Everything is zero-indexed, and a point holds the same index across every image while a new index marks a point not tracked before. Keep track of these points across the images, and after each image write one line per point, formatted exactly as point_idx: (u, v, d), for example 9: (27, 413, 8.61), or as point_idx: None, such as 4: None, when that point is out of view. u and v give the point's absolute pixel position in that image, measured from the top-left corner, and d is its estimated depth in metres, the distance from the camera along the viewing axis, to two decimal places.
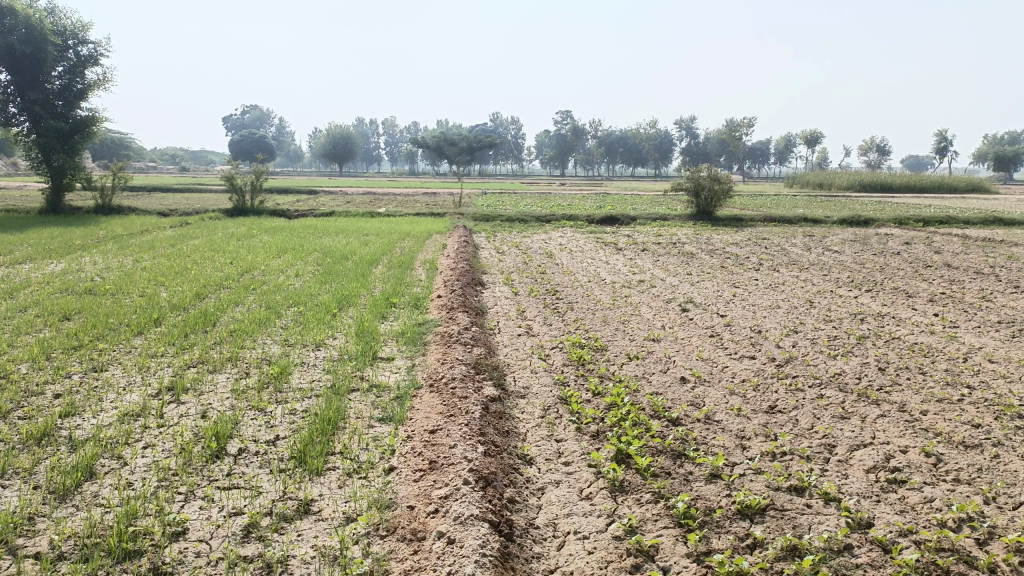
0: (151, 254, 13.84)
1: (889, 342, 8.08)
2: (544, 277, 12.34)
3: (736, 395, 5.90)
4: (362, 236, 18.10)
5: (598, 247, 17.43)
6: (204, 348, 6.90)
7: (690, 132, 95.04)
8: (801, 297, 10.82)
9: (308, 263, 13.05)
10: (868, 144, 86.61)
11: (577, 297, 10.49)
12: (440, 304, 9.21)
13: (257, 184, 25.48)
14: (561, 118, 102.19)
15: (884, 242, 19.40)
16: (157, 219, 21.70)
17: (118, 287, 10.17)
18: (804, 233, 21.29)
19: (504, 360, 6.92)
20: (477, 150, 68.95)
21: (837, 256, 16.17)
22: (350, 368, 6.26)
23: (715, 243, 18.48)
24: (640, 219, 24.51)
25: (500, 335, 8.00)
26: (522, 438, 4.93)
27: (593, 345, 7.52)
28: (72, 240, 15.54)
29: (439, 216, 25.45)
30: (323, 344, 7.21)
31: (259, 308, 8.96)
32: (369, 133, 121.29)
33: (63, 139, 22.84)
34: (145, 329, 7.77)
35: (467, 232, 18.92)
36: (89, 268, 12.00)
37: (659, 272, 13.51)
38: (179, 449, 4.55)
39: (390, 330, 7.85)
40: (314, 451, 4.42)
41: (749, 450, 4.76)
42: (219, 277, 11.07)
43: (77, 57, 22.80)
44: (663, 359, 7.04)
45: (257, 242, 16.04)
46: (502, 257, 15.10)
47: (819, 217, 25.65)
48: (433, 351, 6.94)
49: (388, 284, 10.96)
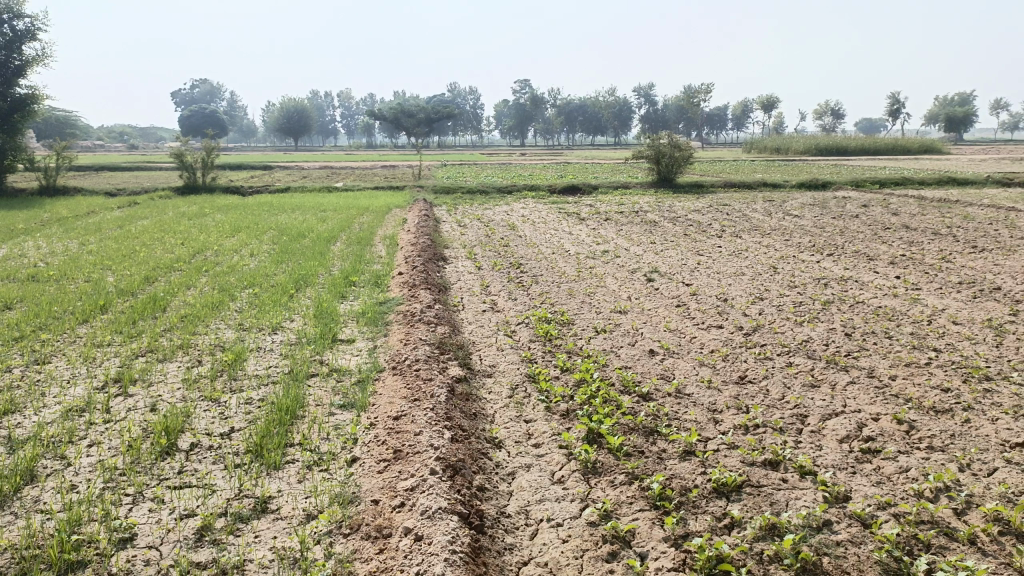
0: (97, 237, 13.29)
1: (854, 306, 8.07)
2: (506, 250, 12.14)
3: (706, 367, 5.79)
4: (320, 212, 17.65)
5: (561, 217, 17.25)
6: (154, 335, 6.58)
7: (648, 99, 95.00)
8: (765, 263, 10.79)
9: (263, 242, 12.64)
10: (823, 108, 87.57)
11: (541, 270, 10.31)
12: (402, 282, 8.96)
13: (208, 161, 24.71)
14: (520, 87, 101.29)
15: (842, 205, 19.56)
16: (104, 200, 20.91)
17: (62, 273, 9.70)
18: (765, 198, 21.36)
19: (469, 338, 6.72)
20: (435, 121, 68.02)
21: (798, 220, 16.23)
22: (308, 353, 6.00)
23: (677, 211, 18.43)
24: (602, 187, 24.38)
25: (464, 312, 7.80)
26: (490, 421, 4.76)
27: (559, 320, 7.36)
28: (13, 224, 14.85)
29: (399, 189, 25.01)
30: (280, 327, 6.93)
31: (213, 291, 8.60)
32: (325, 105, 118.93)
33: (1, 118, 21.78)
34: (91, 317, 7.39)
35: (427, 206, 18.59)
36: (31, 253, 11.45)
37: (623, 241, 13.40)
38: (126, 446, 4.27)
39: (350, 310, 7.59)
40: (271, 443, 4.19)
41: (722, 424, 4.65)
42: (169, 259, 10.64)
43: (12, 32, 21.73)
44: (631, 332, 6.91)
45: (210, 222, 15.52)
46: (463, 231, 14.85)
47: (778, 182, 25.80)
48: (395, 331, 6.71)
49: (347, 261, 10.65)
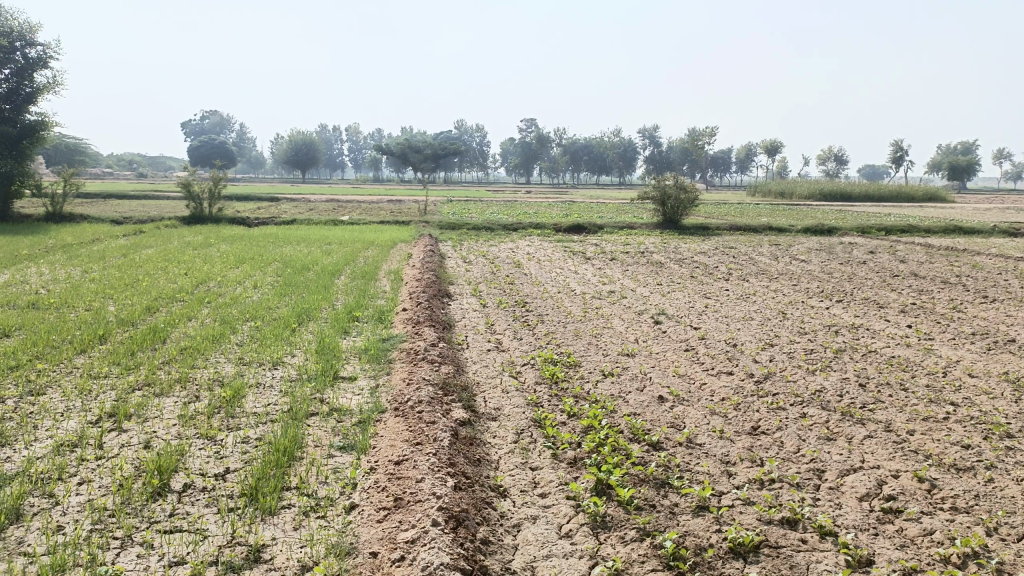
0: (100, 265, 13.21)
1: (867, 356, 7.92)
2: (512, 288, 12.03)
3: (717, 416, 5.64)
4: (324, 245, 17.61)
5: (566, 256, 17.18)
6: (152, 368, 6.43)
7: (653, 140, 95.85)
8: (773, 309, 10.66)
9: (267, 274, 12.56)
10: (827, 154, 88.45)
11: (547, 310, 10.18)
12: (406, 318, 8.83)
13: (215, 191, 24.77)
14: (527, 126, 102.26)
15: (849, 251, 19.49)
16: (110, 227, 20.91)
17: (62, 301, 9.59)
18: (771, 242, 21.31)
19: (474, 378, 6.57)
20: (442, 157, 68.51)
21: (805, 265, 16.15)
22: (309, 390, 5.85)
23: (683, 252, 18.37)
24: (607, 227, 24.37)
25: (468, 351, 7.65)
26: (494, 468, 4.59)
27: (565, 361, 7.22)
28: (17, 249, 14.79)
29: (404, 225, 25.02)
30: (281, 362, 6.79)
31: (214, 323, 8.48)
32: (333, 139, 120.08)
33: (10, 143, 21.94)
34: (89, 347, 7.25)
35: (432, 241, 18.54)
36: (33, 280, 11.36)
37: (629, 282, 13.29)
38: (117, 485, 4.10)
39: (352, 346, 7.46)
40: (268, 486, 4.03)
41: (736, 478, 4.49)
42: (171, 290, 10.53)
43: (25, 60, 21.96)
44: (639, 376, 6.75)
45: (215, 252, 15.45)
46: (468, 267, 14.77)
47: (784, 226, 25.80)
48: (398, 369, 6.56)
49: (351, 296, 10.53)
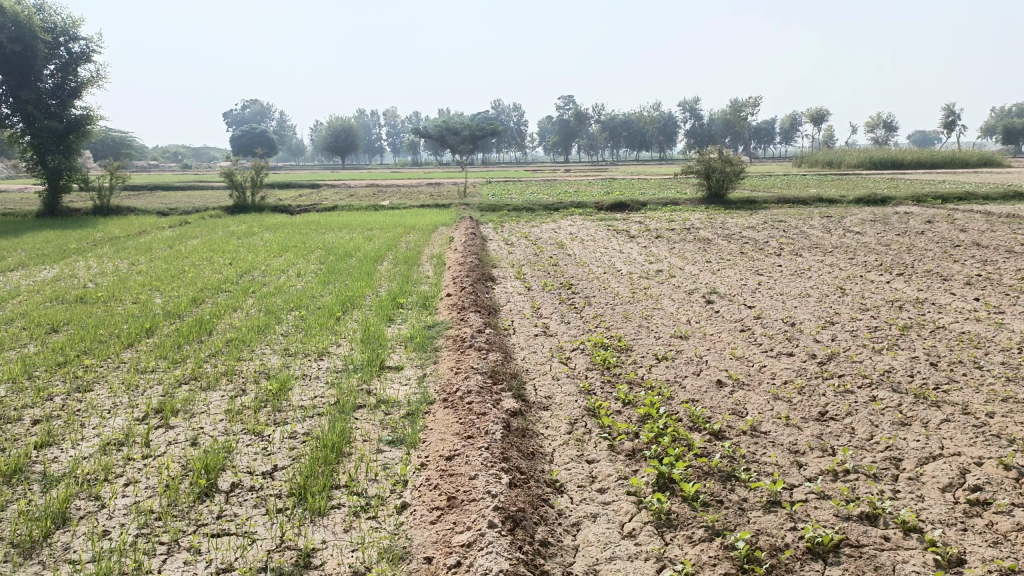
0: (147, 257, 13.33)
1: (935, 332, 7.51)
2: (557, 270, 11.78)
3: (782, 402, 5.38)
4: (366, 230, 17.57)
5: (610, 235, 16.86)
6: (198, 361, 6.37)
7: (694, 114, 94.06)
8: (830, 284, 10.23)
9: (310, 262, 12.52)
10: (875, 121, 85.81)
11: (594, 291, 9.92)
12: (450, 304, 8.66)
13: (257, 180, 24.95)
14: (564, 103, 101.18)
15: (905, 221, 18.75)
16: (156, 219, 21.19)
17: (110, 295, 9.65)
18: (821, 214, 20.63)
19: (523, 365, 6.38)
20: (480, 138, 68.22)
21: (860, 238, 15.54)
22: (356, 381, 5.72)
23: (731, 227, 17.85)
24: (651, 204, 23.90)
25: (515, 337, 7.44)
26: (550, 461, 4.40)
27: (617, 345, 6.98)
28: (67, 243, 15.02)
29: (444, 207, 24.90)
30: (327, 353, 6.67)
31: (259, 313, 8.41)
32: (371, 124, 120.54)
33: (58, 138, 22.37)
34: (136, 341, 7.24)
35: (473, 224, 18.37)
36: (82, 274, 11.50)
37: (677, 260, 12.94)
38: (164, 486, 4.01)
39: (397, 334, 7.32)
40: (316, 485, 3.90)
41: (807, 469, 4.23)
42: (217, 280, 10.55)
43: (69, 54, 22.22)
44: (694, 360, 6.47)
45: (259, 241, 15.51)
46: (511, 249, 14.55)
47: (834, 197, 24.99)
48: (445, 358, 6.38)
49: (394, 282, 10.42)
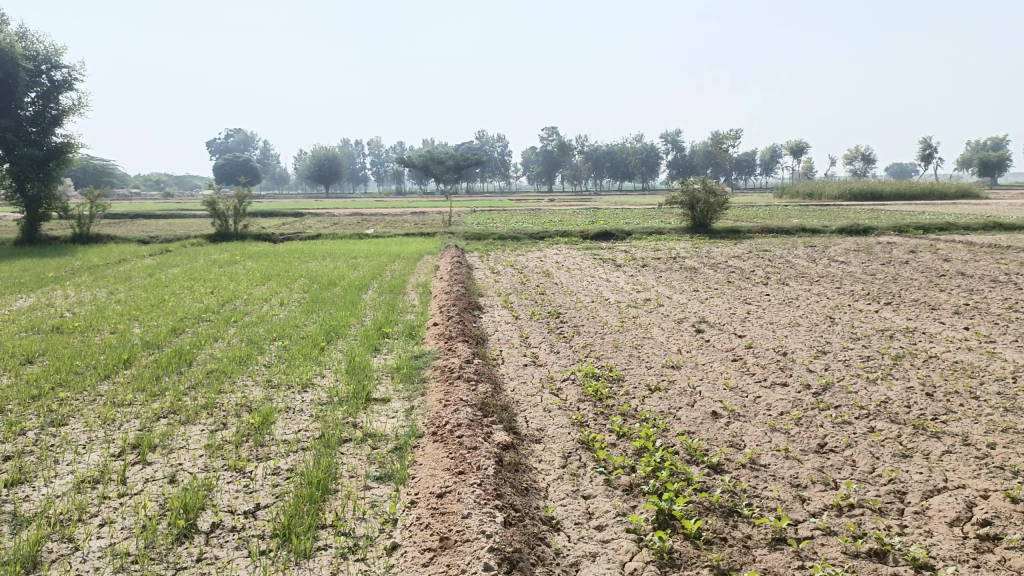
0: (127, 286, 13.09)
1: (928, 361, 7.45)
2: (544, 299, 11.68)
3: (780, 434, 5.26)
4: (350, 259, 17.40)
5: (596, 264, 16.81)
6: (178, 394, 6.16)
7: (675, 145, 95.15)
8: (819, 313, 10.19)
9: (294, 291, 12.33)
10: (854, 153, 87.20)
11: (582, 320, 9.81)
12: (438, 333, 8.50)
13: (240, 209, 24.76)
14: (547, 134, 102.01)
15: (888, 251, 18.88)
16: (137, 247, 20.91)
17: (88, 324, 9.41)
18: (805, 244, 20.76)
19: (513, 396, 6.22)
20: (464, 168, 68.47)
21: (845, 267, 15.60)
22: (342, 414, 5.54)
23: (716, 257, 17.88)
24: (636, 233, 23.95)
25: (504, 367, 7.29)
26: (545, 497, 4.24)
27: (608, 376, 6.84)
28: (44, 272, 14.74)
29: (429, 236, 24.81)
30: (311, 385, 6.48)
31: (241, 343, 8.21)
32: (355, 153, 120.78)
33: (38, 166, 22.08)
34: (113, 372, 7.01)
35: (459, 253, 18.27)
36: (59, 303, 11.24)
37: (664, 289, 12.88)
38: (140, 527, 3.79)
39: (384, 365, 7.14)
40: (302, 525, 3.71)
41: (811, 504, 4.10)
42: (198, 309, 10.33)
43: (52, 82, 22.05)
44: (688, 391, 6.35)
45: (241, 270, 15.31)
46: (497, 278, 14.44)
47: (817, 226, 25.19)
48: (433, 390, 6.21)
49: (380, 311, 10.26)
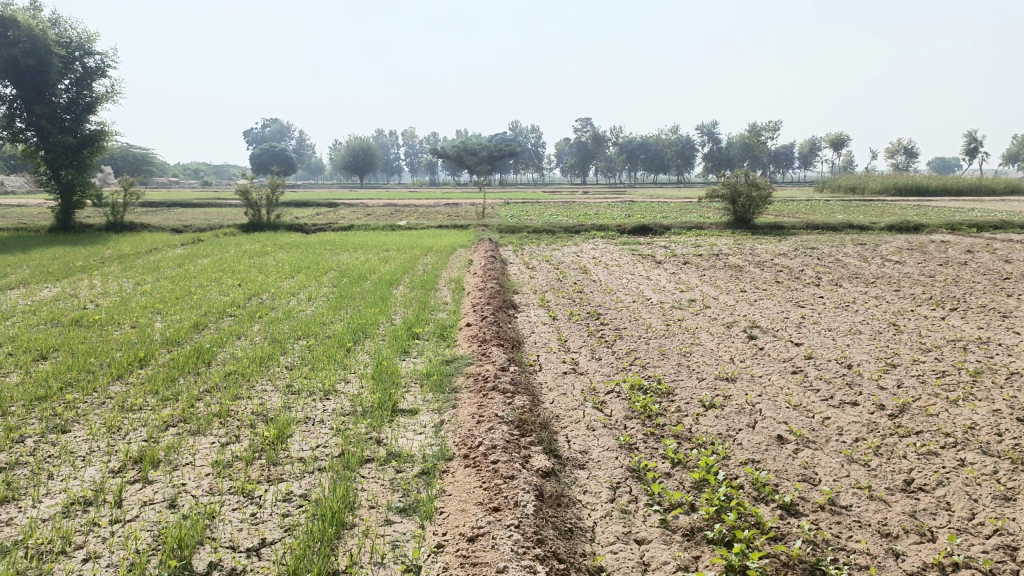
0: (153, 276, 12.79)
1: (1011, 378, 6.73)
2: (582, 297, 11.07)
3: (858, 469, 4.63)
4: (382, 251, 17.00)
5: (636, 260, 16.14)
6: (190, 398, 5.70)
7: (713, 137, 93.50)
8: (880, 320, 9.45)
9: (322, 284, 11.92)
10: (898, 147, 85.06)
11: (625, 322, 9.21)
12: (471, 336, 7.96)
13: (273, 198, 24.50)
14: (582, 125, 100.80)
15: (943, 250, 17.92)
16: (169, 236, 20.73)
17: (108, 317, 9.06)
18: (854, 242, 19.84)
19: (553, 411, 5.66)
20: (498, 160, 67.94)
21: (901, 268, 14.72)
22: (365, 429, 5.03)
23: (762, 254, 17.10)
24: (675, 228, 23.19)
25: (542, 376, 6.72)
26: (591, 541, 3.68)
27: (656, 389, 6.24)
28: (72, 261, 14.52)
29: (462, 228, 24.34)
30: (334, 392, 5.98)
31: (264, 342, 7.76)
32: (390, 143, 120.92)
33: (71, 153, 22.09)
34: (126, 372, 6.60)
35: (493, 246, 17.76)
36: (84, 293, 10.97)
37: (710, 289, 12.20)
38: (129, 566, 3.30)
39: (413, 370, 6.61)
40: (312, 570, 3.19)
41: (906, 560, 3.50)
42: (222, 303, 9.93)
43: (84, 69, 21.95)
44: (747, 409, 5.74)
45: (270, 261, 14.94)
46: (533, 274, 13.87)
47: (865, 223, 24.14)
48: (465, 402, 5.67)
49: (411, 308, 9.78)
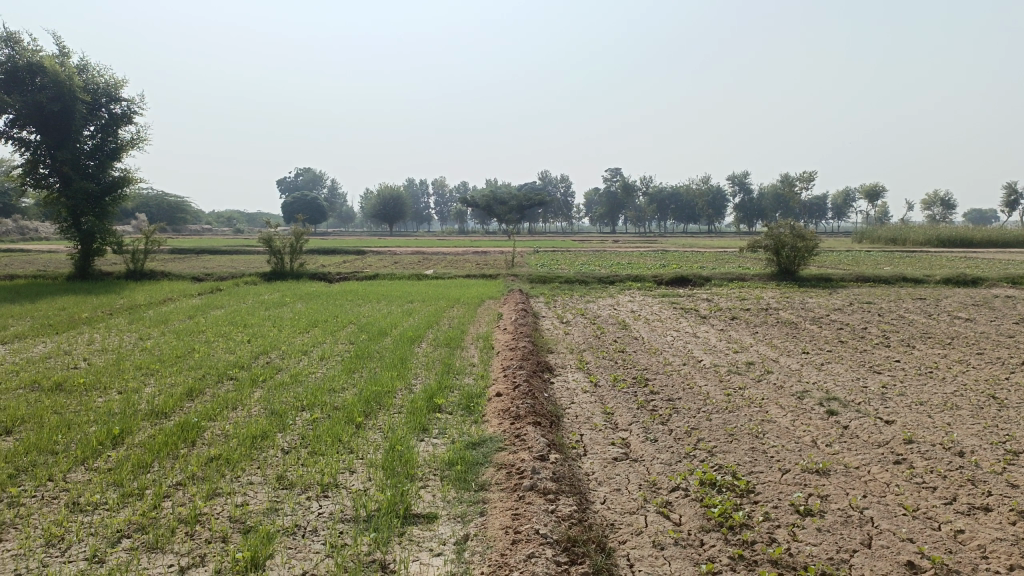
0: (159, 330, 11.87)
1: None
2: (626, 359, 9.87)
3: None
4: (406, 303, 15.97)
5: (679, 315, 14.92)
6: (156, 497, 4.60)
7: (745, 186, 92.37)
8: (976, 391, 8.11)
9: (338, 341, 10.89)
10: (934, 198, 83.48)
11: (679, 392, 7.99)
12: (502, 409, 6.81)
13: (297, 247, 23.72)
14: (612, 174, 100.42)
15: (1012, 306, 16.42)
16: (188, 285, 19.97)
17: (95, 381, 8.05)
18: (911, 295, 18.46)
19: (607, 518, 4.49)
20: (527, 209, 67.25)
21: (975, 327, 13.33)
22: (368, 551, 3.87)
23: (814, 309, 15.79)
24: (716, 279, 21.92)
25: (588, 464, 5.55)
26: None
27: (733, 485, 5.02)
28: (79, 312, 13.72)
29: (491, 278, 23.37)
30: (334, 487, 4.85)
31: (262, 414, 6.68)
32: (420, 191, 121.42)
33: (92, 200, 21.60)
34: (93, 455, 5.53)
35: (524, 298, 16.71)
36: (79, 350, 10.07)
37: (767, 349, 10.95)
38: None
39: (432, 457, 5.44)
40: None
41: None
42: (226, 365, 8.88)
43: (111, 115, 21.64)
44: (854, 518, 4.52)
45: (287, 313, 14.01)
46: (568, 330, 12.71)
47: (918, 275, 22.69)
48: (496, 508, 4.50)
49: (434, 371, 8.68)
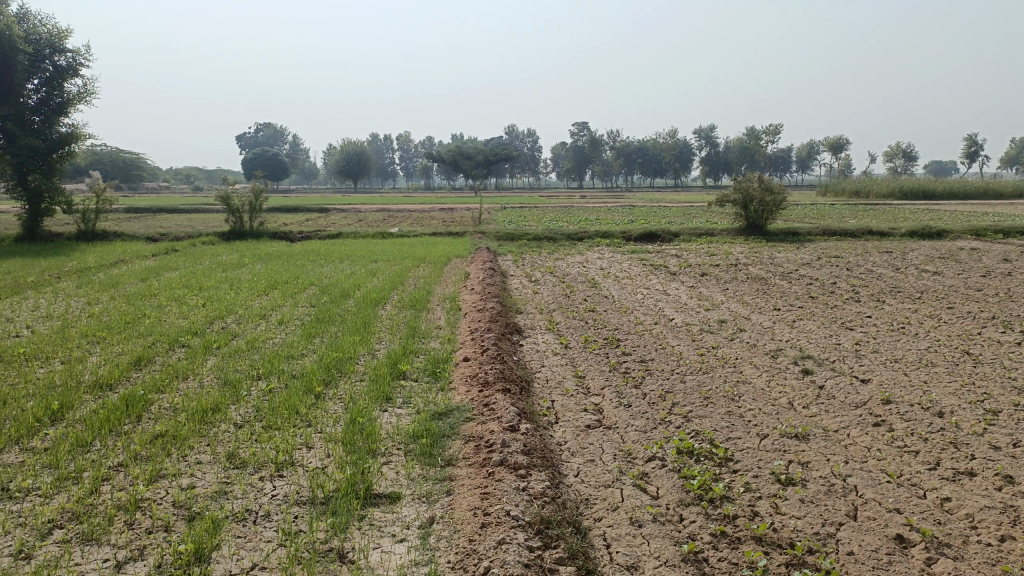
0: (109, 294, 11.30)
1: None
2: (597, 319, 9.61)
3: None
4: (370, 263, 15.51)
5: (648, 272, 14.70)
6: (94, 481, 4.23)
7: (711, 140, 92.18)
8: (950, 347, 8.00)
9: (298, 304, 10.45)
10: (896, 151, 84.10)
11: (652, 353, 7.76)
12: (469, 375, 6.50)
13: (256, 205, 22.92)
14: (579, 128, 99.40)
15: (977, 259, 16.45)
16: (141, 246, 19.21)
17: (35, 350, 7.55)
18: (877, 249, 18.46)
19: (581, 493, 4.25)
20: (494, 164, 66.31)
21: (943, 280, 13.29)
22: (324, 539, 3.56)
23: (783, 263, 15.67)
24: (684, 234, 21.73)
25: (560, 433, 5.29)
26: None
27: (712, 454, 4.80)
28: (23, 276, 13.03)
29: (458, 236, 22.92)
30: (289, 465, 4.52)
31: (214, 385, 6.29)
32: (384, 147, 119.23)
33: (40, 158, 20.59)
34: (28, 434, 5.12)
35: (491, 257, 16.34)
36: (21, 317, 9.50)
37: (738, 306, 10.78)
38: None
39: (396, 430, 5.13)
40: None
41: None
42: (178, 331, 8.40)
43: (56, 68, 20.49)
44: (837, 487, 4.32)
45: (245, 275, 13.48)
46: (537, 289, 12.40)
47: (883, 228, 22.72)
48: (464, 486, 4.22)
49: (398, 335, 8.33)
